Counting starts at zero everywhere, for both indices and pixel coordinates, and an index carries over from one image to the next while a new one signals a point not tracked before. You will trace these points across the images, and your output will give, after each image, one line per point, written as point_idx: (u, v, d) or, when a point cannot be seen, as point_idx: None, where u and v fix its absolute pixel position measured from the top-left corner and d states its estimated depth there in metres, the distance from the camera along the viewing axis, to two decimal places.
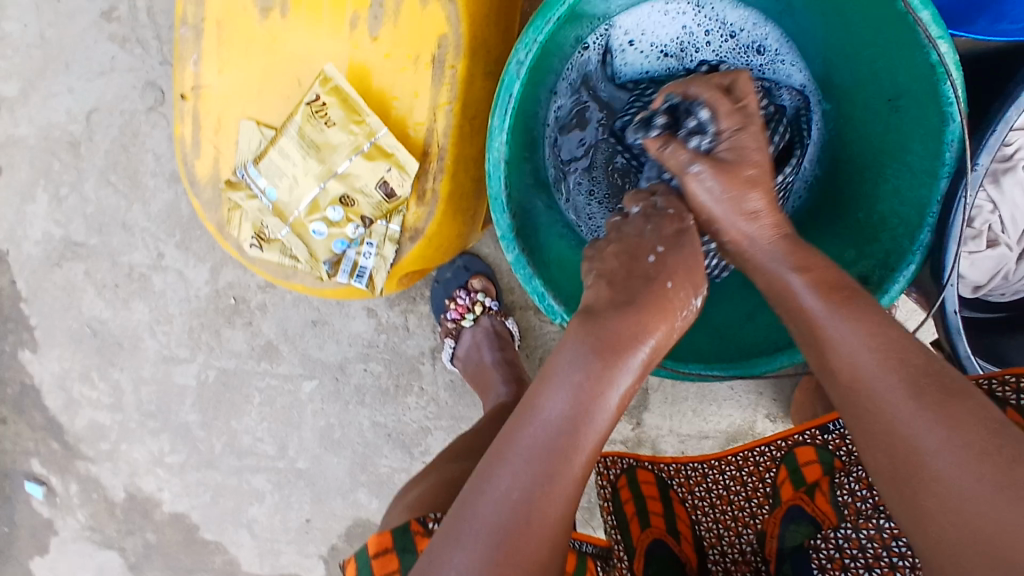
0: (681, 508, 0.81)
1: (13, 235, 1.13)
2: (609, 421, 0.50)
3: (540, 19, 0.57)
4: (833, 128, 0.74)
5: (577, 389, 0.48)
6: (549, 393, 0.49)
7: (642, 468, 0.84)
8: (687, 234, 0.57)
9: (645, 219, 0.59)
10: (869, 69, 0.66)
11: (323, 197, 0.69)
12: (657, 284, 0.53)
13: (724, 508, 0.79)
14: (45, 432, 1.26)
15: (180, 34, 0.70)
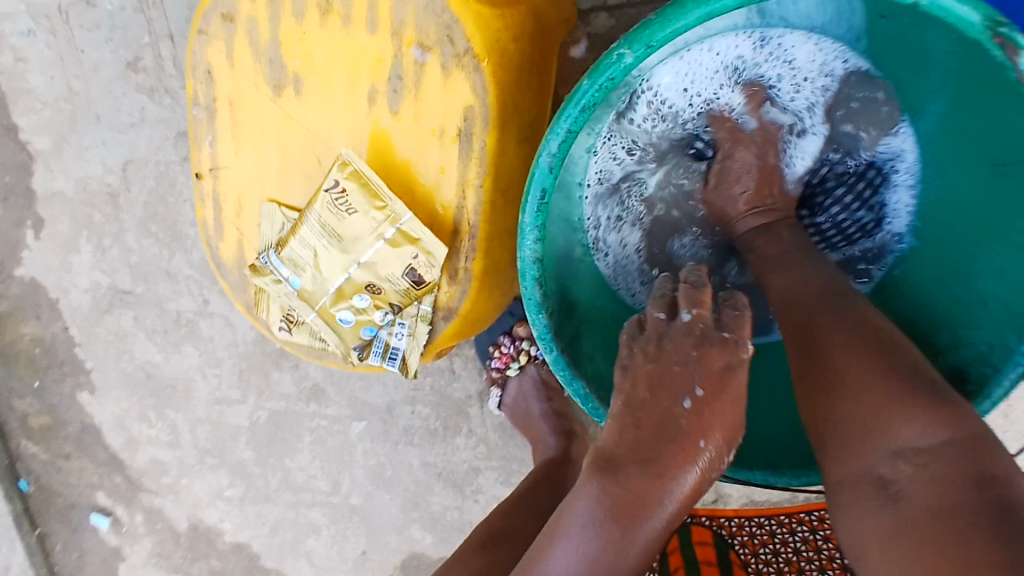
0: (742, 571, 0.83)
1: (62, 284, 1.14)
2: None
3: (572, 105, 0.49)
4: (929, 184, 0.66)
5: (589, 557, 0.43)
6: (558, 547, 0.45)
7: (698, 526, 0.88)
8: (737, 372, 0.48)
9: (693, 343, 0.49)
10: (970, 126, 0.59)
11: (348, 286, 0.65)
12: (687, 442, 0.45)
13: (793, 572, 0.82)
14: (109, 467, 1.29)
15: (193, 115, 0.66)
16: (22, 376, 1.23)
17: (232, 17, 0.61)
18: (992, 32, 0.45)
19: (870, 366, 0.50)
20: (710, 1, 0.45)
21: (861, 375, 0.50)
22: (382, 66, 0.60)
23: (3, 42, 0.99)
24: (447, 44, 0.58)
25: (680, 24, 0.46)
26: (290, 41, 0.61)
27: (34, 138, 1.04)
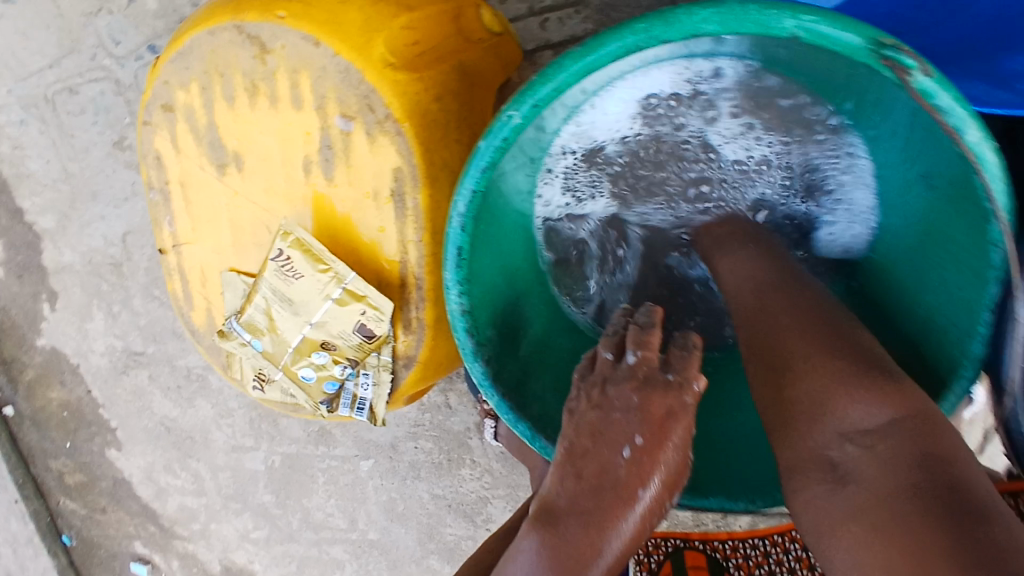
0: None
1: (81, 350, 1.21)
2: None
3: (471, 167, 0.51)
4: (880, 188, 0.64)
5: None
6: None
7: (693, 549, 0.87)
8: (676, 420, 0.49)
9: (635, 387, 0.50)
10: (902, 133, 0.55)
11: (305, 344, 0.67)
12: (622, 485, 0.48)
13: None
14: (143, 518, 1.34)
15: (151, 199, 0.70)
16: (55, 437, 1.31)
17: (171, 107, 0.65)
18: (879, 55, 0.42)
19: (824, 354, 0.49)
20: (586, 55, 0.46)
21: (821, 367, 0.49)
22: (311, 138, 0.63)
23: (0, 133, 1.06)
24: (368, 112, 0.60)
25: (557, 83, 0.47)
26: (226, 124, 0.64)
27: (39, 218, 1.11)
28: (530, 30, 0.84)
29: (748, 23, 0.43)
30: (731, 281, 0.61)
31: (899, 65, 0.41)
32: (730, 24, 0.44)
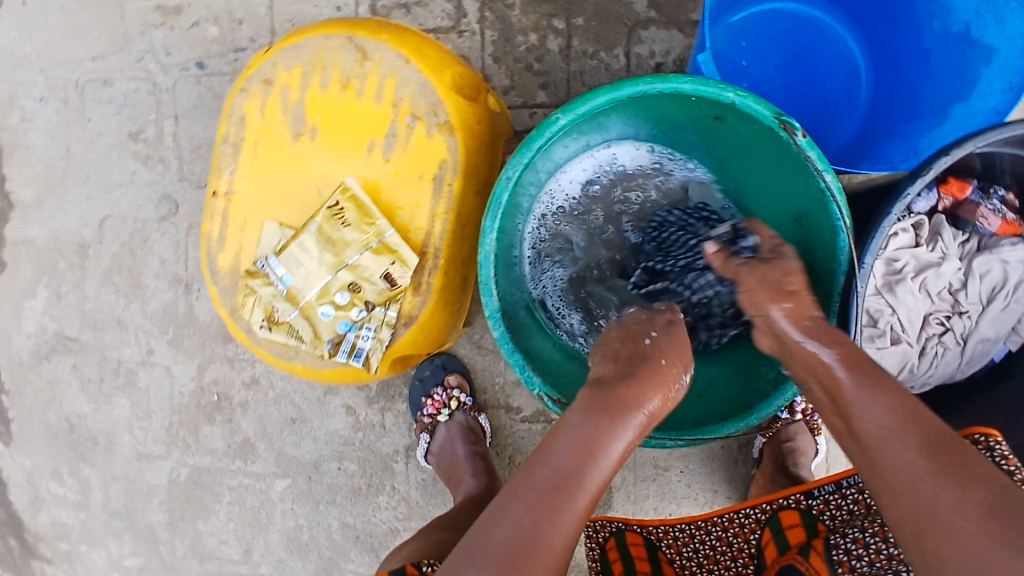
0: (669, 569, 0.83)
1: (7, 328, 1.19)
2: (609, 469, 0.61)
3: (525, 146, 0.73)
4: None
5: (583, 441, 0.60)
6: (557, 442, 0.61)
7: (631, 531, 0.87)
8: (676, 326, 0.71)
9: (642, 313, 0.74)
10: (776, 197, 0.83)
11: (333, 284, 0.81)
12: (654, 360, 0.66)
13: (711, 568, 0.83)
14: (6, 528, 1.21)
15: (221, 150, 0.84)
16: None
17: (271, 82, 0.83)
18: (779, 120, 0.72)
19: (977, 532, 0.49)
20: (612, 91, 0.73)
21: (965, 541, 0.49)
22: (382, 126, 0.82)
23: (13, 104, 1.14)
24: (432, 116, 0.82)
25: (595, 102, 0.73)
26: (314, 103, 0.82)
27: (19, 189, 1.16)
28: (522, 118, 1.10)
29: (708, 92, 0.72)
30: (879, 425, 0.57)
31: (791, 127, 0.72)
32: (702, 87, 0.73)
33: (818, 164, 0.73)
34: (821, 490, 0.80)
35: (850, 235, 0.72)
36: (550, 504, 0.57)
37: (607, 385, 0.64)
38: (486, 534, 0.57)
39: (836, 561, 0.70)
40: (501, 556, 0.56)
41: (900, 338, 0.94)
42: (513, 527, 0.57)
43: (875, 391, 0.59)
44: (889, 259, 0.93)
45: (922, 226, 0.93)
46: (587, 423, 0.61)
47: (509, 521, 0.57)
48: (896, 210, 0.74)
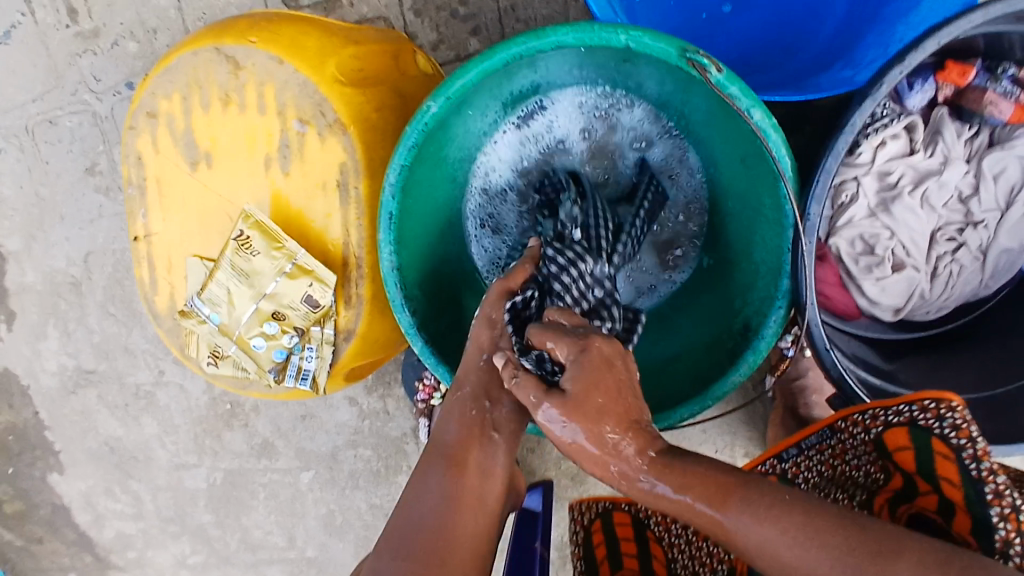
0: (657, 547, 0.88)
1: (31, 369, 1.27)
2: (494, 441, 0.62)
3: (402, 146, 0.66)
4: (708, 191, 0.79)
5: (461, 418, 0.62)
6: (441, 427, 0.63)
7: (619, 510, 0.94)
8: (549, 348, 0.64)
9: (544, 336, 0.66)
10: (724, 134, 0.72)
11: (258, 315, 0.79)
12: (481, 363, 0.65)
13: (699, 544, 0.83)
14: (78, 547, 1.34)
15: (129, 193, 0.83)
16: None
17: (155, 114, 0.80)
18: (685, 58, 0.60)
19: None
20: (482, 63, 0.64)
21: None
22: (272, 139, 0.77)
23: None
24: (320, 117, 0.76)
25: (465, 79, 0.64)
26: (201, 127, 0.79)
27: (5, 240, 1.21)
28: None
29: (595, 40, 0.61)
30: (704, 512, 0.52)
31: (699, 65, 0.60)
32: (584, 37, 0.61)
33: (743, 100, 0.60)
34: (790, 453, 0.83)
35: (789, 183, 0.61)
36: (447, 482, 0.58)
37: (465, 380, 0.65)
38: (395, 524, 0.56)
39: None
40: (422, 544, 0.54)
41: (904, 263, 0.85)
42: (421, 511, 0.56)
43: (764, 513, 0.50)
44: (882, 176, 0.85)
45: (915, 129, 0.84)
46: (459, 410, 0.63)
47: (415, 505, 0.57)
48: (845, 140, 0.62)
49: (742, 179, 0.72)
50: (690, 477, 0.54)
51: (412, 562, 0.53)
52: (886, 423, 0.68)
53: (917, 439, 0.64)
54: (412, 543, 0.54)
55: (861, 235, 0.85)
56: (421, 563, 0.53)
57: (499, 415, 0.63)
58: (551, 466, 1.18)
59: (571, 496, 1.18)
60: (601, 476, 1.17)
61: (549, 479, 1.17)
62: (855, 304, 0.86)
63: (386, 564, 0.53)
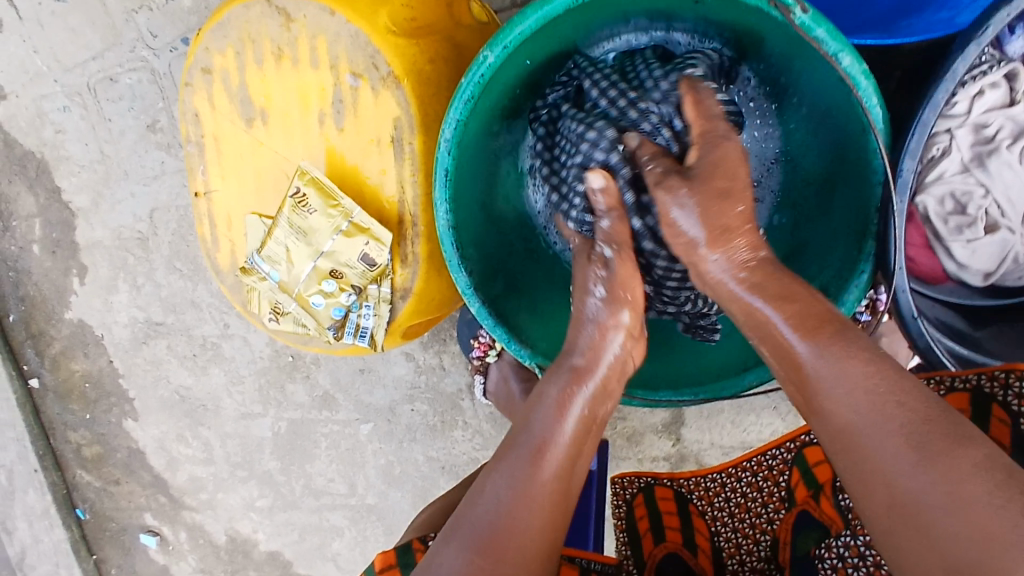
0: (699, 521, 0.84)
1: (105, 321, 1.33)
2: (580, 435, 0.61)
3: (457, 100, 0.63)
4: (785, 144, 0.74)
5: (554, 405, 0.61)
6: (533, 409, 0.62)
7: (661, 485, 0.90)
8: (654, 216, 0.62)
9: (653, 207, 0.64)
10: (809, 82, 0.66)
11: (316, 273, 0.79)
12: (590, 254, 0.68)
13: (741, 516, 0.81)
14: (154, 489, 1.41)
15: (188, 150, 0.83)
16: (75, 409, 1.39)
17: (210, 71, 0.79)
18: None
19: (899, 455, 0.47)
20: (542, 7, 0.60)
21: (883, 469, 0.48)
22: (326, 94, 0.75)
23: (44, 119, 1.23)
24: (373, 70, 0.73)
25: (525, 27, 0.61)
26: (255, 84, 0.78)
27: (75, 197, 1.26)
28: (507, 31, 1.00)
29: None
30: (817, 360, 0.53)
31: (782, 5, 0.55)
32: None
33: (830, 44, 0.55)
34: None
35: (880, 135, 0.57)
36: (521, 478, 0.57)
37: (567, 364, 0.64)
38: (465, 515, 0.57)
39: (842, 506, 0.68)
40: (484, 534, 0.55)
41: (998, 224, 0.78)
42: (490, 505, 0.56)
43: (847, 374, 0.51)
44: (978, 128, 0.77)
45: (1016, 78, 0.77)
46: (549, 398, 0.61)
47: (488, 502, 0.57)
48: (944, 90, 0.58)
49: (827, 130, 0.67)
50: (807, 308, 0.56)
51: (477, 554, 0.54)
52: (951, 387, 0.66)
53: (976, 403, 0.62)
54: (479, 537, 0.55)
55: (951, 193, 0.78)
56: (483, 554, 0.54)
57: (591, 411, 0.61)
58: (607, 426, 1.16)
59: (626, 455, 1.17)
60: (658, 437, 1.15)
61: (605, 438, 1.16)
62: (941, 267, 0.80)
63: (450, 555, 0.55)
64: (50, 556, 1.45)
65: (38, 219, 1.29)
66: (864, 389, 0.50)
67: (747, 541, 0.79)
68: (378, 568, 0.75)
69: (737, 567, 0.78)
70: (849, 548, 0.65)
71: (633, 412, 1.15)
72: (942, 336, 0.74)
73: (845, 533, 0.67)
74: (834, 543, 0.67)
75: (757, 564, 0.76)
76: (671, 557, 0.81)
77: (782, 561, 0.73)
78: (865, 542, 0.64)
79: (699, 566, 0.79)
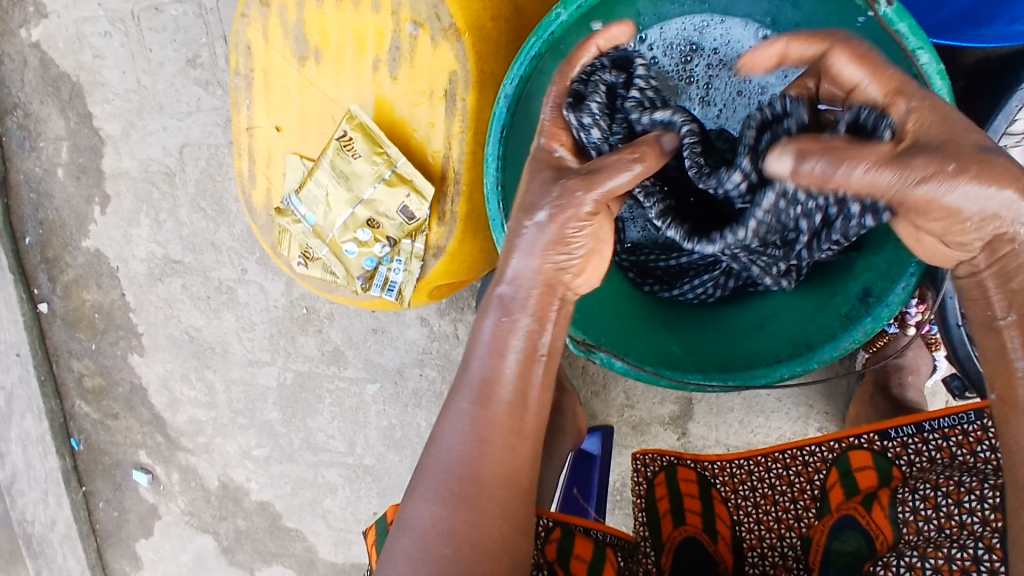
0: (721, 507, 0.83)
1: (122, 254, 1.32)
2: (520, 367, 0.59)
3: (522, 56, 0.65)
4: None
5: (498, 329, 0.59)
6: (482, 325, 0.60)
7: (684, 466, 0.87)
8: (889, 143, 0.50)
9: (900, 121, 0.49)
10: None
11: (353, 221, 0.78)
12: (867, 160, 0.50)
13: (767, 508, 0.81)
14: (152, 427, 1.40)
15: (236, 83, 0.82)
16: (82, 338, 1.38)
17: (267, 4, 0.79)
18: None
19: None
20: None
21: None
22: (383, 40, 0.75)
23: (84, 43, 1.23)
24: (434, 21, 0.73)
25: None
26: (312, 21, 0.77)
27: (107, 125, 1.26)
28: None
29: None
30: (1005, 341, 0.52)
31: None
32: None
33: (910, 40, 0.57)
34: (898, 432, 0.78)
35: None
36: (474, 424, 0.58)
37: (495, 300, 0.60)
38: (428, 459, 0.59)
39: (898, 519, 0.69)
40: (444, 484, 0.57)
41: None
42: (447, 454, 0.58)
43: None
44: None
45: None
46: (488, 336, 0.59)
47: (447, 449, 0.58)
48: None
49: None
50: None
51: (444, 507, 0.57)
52: None
53: None
54: (445, 488, 0.57)
55: None
56: (453, 501, 0.57)
57: (537, 341, 0.59)
58: (614, 412, 1.16)
59: (629, 445, 1.16)
60: (664, 429, 1.14)
61: (610, 425, 1.15)
62: None
63: (420, 505, 0.58)
64: (40, 483, 1.45)
65: (66, 143, 1.28)
66: None
67: (771, 535, 0.80)
68: (391, 518, 0.76)
69: (757, 560, 0.79)
70: (911, 568, 0.63)
71: (642, 401, 1.14)
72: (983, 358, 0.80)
73: (907, 554, 0.64)
74: (895, 562, 0.64)
75: (783, 561, 0.77)
76: (693, 541, 0.80)
77: (813, 561, 0.74)
78: (934, 565, 0.62)
79: (718, 553, 0.79)
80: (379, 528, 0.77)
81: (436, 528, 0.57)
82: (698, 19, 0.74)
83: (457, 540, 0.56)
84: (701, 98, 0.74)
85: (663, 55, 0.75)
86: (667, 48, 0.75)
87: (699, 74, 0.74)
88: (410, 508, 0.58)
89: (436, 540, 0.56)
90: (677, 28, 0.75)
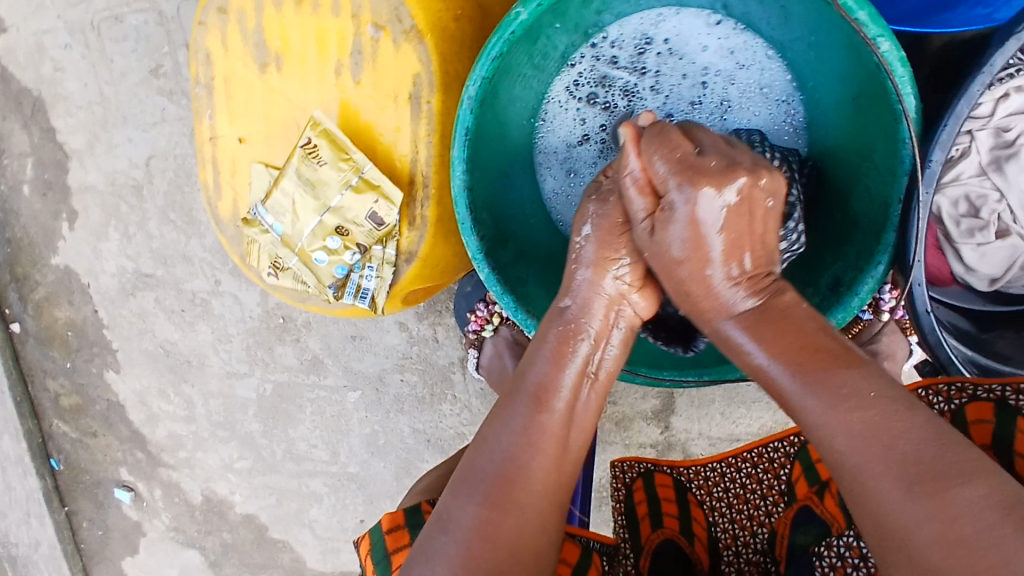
0: (697, 510, 0.83)
1: (92, 269, 1.29)
2: (574, 384, 0.61)
3: (485, 56, 0.64)
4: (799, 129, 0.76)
5: (560, 342, 0.62)
6: (542, 340, 0.63)
7: (660, 472, 0.89)
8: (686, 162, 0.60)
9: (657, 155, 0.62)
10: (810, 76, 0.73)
11: (321, 228, 0.77)
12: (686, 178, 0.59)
13: (739, 507, 0.81)
14: (132, 443, 1.37)
15: (196, 92, 0.81)
16: (55, 357, 1.36)
17: (225, 10, 0.77)
18: None
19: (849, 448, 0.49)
20: None
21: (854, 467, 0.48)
22: (345, 43, 0.74)
23: (43, 55, 1.21)
24: (397, 23, 0.72)
25: None
26: (271, 26, 0.76)
27: (70, 139, 1.23)
28: None
29: None
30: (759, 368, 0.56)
31: None
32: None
33: (871, 28, 0.57)
34: None
35: (910, 122, 0.58)
36: (529, 424, 0.58)
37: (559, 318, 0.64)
38: (472, 461, 0.58)
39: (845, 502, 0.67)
40: (491, 482, 0.56)
41: (1009, 230, 0.83)
42: (496, 453, 0.57)
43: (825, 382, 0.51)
44: (999, 133, 0.82)
45: None
46: (549, 347, 0.63)
47: (494, 451, 0.57)
48: (981, 81, 0.60)
49: (874, 132, 0.67)
50: (793, 337, 0.55)
51: (486, 508, 0.54)
52: (972, 396, 0.66)
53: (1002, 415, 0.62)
54: (491, 488, 0.55)
55: (966, 196, 0.83)
56: (496, 502, 0.55)
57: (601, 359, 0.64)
58: None
59: (613, 441, 1.16)
60: (646, 424, 1.14)
61: None
62: (948, 269, 0.85)
63: (461, 506, 0.55)
64: (21, 504, 1.42)
65: (30, 158, 1.26)
66: (826, 397, 0.51)
67: (744, 533, 0.79)
68: (385, 529, 0.74)
69: (732, 558, 0.77)
70: (850, 548, 0.64)
71: (623, 397, 1.14)
72: (957, 343, 0.76)
73: (848, 532, 0.65)
74: (836, 542, 0.65)
75: (753, 556, 0.76)
76: (669, 543, 0.79)
77: (779, 553, 0.73)
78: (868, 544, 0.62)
79: (695, 554, 0.79)
80: (371, 542, 0.74)
81: (482, 530, 0.54)
82: (655, 14, 0.75)
83: (500, 541, 0.53)
84: (653, 90, 0.77)
85: (624, 51, 0.76)
86: (626, 45, 0.76)
87: (651, 66, 0.76)
88: (451, 508, 0.56)
89: (479, 542, 0.53)
90: (636, 24, 0.75)
